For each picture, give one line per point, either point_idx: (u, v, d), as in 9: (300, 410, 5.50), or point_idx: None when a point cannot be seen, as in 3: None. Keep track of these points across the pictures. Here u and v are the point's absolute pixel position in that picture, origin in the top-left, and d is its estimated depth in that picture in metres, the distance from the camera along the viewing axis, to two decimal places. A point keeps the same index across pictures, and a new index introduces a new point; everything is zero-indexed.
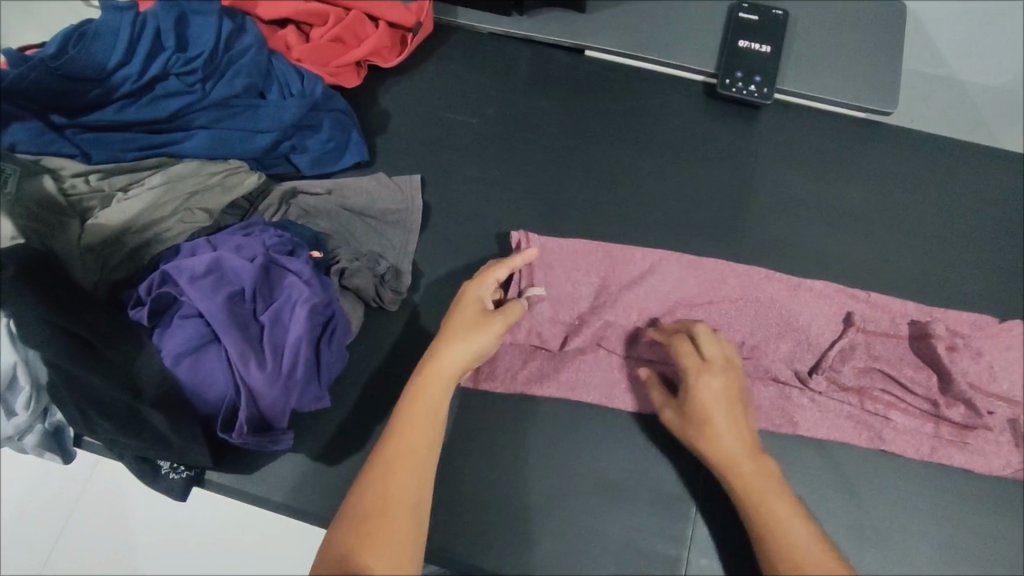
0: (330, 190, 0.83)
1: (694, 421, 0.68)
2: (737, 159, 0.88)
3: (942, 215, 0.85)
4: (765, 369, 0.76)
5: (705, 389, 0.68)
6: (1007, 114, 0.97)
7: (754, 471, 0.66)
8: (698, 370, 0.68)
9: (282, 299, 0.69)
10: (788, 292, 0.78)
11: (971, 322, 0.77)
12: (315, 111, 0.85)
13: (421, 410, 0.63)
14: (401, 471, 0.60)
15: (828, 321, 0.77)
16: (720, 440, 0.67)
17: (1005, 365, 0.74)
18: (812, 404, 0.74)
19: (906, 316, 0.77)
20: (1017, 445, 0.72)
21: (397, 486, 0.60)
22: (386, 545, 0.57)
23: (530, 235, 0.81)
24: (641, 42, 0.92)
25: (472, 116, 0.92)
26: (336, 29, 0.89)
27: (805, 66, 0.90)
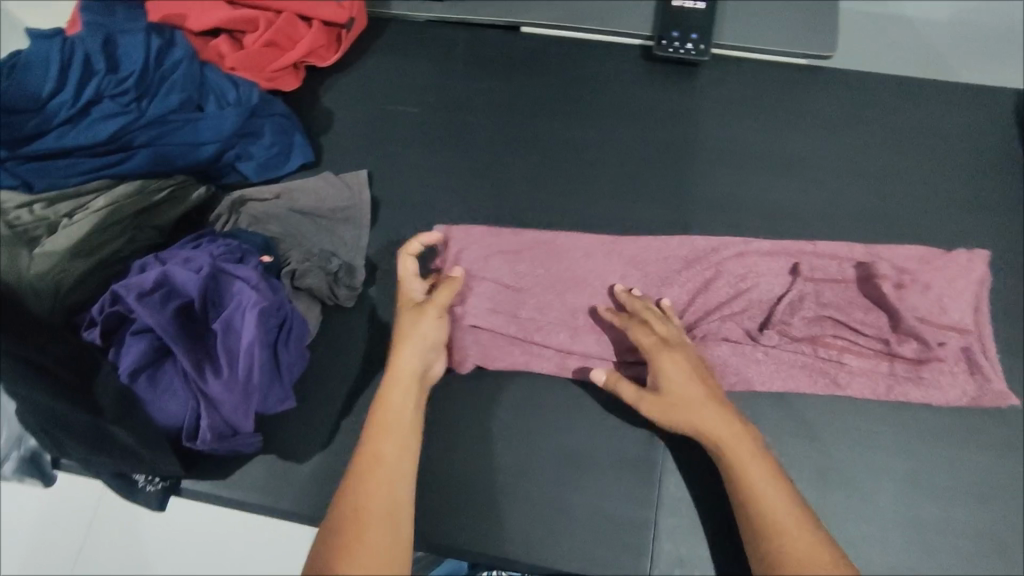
0: (279, 195, 0.84)
1: (667, 395, 0.67)
2: (679, 119, 0.88)
3: (890, 153, 0.85)
4: (716, 330, 0.75)
5: (673, 363, 0.68)
6: (961, 44, 0.93)
7: (736, 433, 0.65)
8: (659, 347, 0.69)
9: (232, 306, 0.70)
10: (732, 250, 0.79)
11: (917, 258, 0.77)
12: (255, 118, 0.86)
13: (390, 381, 0.67)
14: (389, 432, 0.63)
15: (777, 276, 0.77)
16: (701, 408, 0.66)
17: (955, 296, 0.75)
18: (766, 358, 0.74)
19: (851, 260, 0.77)
20: (970, 373, 0.73)
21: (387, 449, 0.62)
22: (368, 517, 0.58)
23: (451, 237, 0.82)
24: (575, 13, 0.92)
25: (413, 106, 0.92)
26: (268, 33, 0.88)
27: (741, 18, 0.90)
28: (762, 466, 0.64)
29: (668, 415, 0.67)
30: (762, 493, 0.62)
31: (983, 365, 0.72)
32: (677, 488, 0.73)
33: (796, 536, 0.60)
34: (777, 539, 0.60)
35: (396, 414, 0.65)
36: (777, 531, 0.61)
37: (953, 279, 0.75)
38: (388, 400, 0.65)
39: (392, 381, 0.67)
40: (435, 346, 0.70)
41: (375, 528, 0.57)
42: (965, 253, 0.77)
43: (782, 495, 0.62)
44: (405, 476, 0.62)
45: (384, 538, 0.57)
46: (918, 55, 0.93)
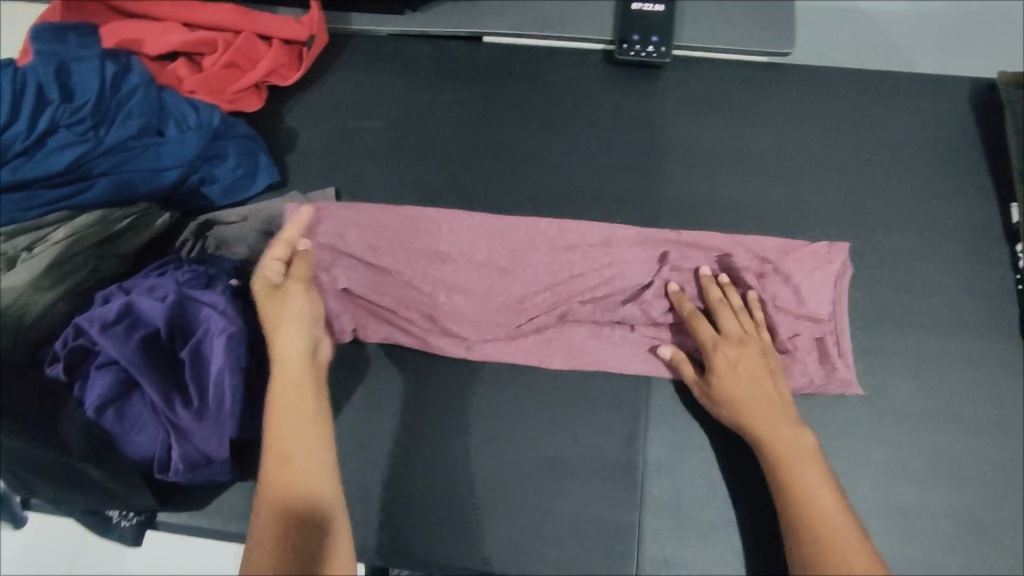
0: (245, 217, 0.84)
1: (723, 393, 0.70)
2: (644, 121, 0.88)
3: (853, 144, 0.86)
4: (576, 313, 0.78)
5: (728, 364, 0.70)
6: (918, 34, 0.94)
7: (785, 438, 0.67)
8: (719, 345, 0.71)
9: (199, 333, 0.69)
10: (602, 236, 0.80)
11: (782, 247, 0.79)
12: (217, 141, 0.84)
13: (280, 375, 0.66)
14: (291, 428, 0.63)
15: (643, 264, 0.79)
16: (750, 411, 0.69)
17: (812, 284, 0.76)
18: (621, 340, 0.78)
19: (716, 249, 0.79)
20: (824, 364, 0.75)
21: (293, 447, 0.62)
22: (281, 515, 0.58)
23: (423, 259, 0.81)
24: (536, 21, 0.92)
25: (378, 120, 0.92)
26: (227, 55, 0.88)
27: (700, 19, 0.90)
28: (814, 474, 0.65)
29: (718, 410, 0.71)
30: (808, 498, 0.64)
31: (834, 358, 0.74)
32: (660, 489, 0.73)
33: (844, 542, 0.61)
34: (821, 545, 0.61)
35: (294, 405, 0.64)
36: (820, 537, 0.62)
37: (802, 271, 0.77)
38: (282, 395, 0.65)
39: (281, 375, 0.66)
40: (314, 320, 0.70)
41: (308, 530, 0.57)
42: (824, 245, 0.79)
43: (831, 503, 0.64)
44: (326, 468, 0.62)
45: (321, 537, 0.58)
46: (876, 48, 0.94)
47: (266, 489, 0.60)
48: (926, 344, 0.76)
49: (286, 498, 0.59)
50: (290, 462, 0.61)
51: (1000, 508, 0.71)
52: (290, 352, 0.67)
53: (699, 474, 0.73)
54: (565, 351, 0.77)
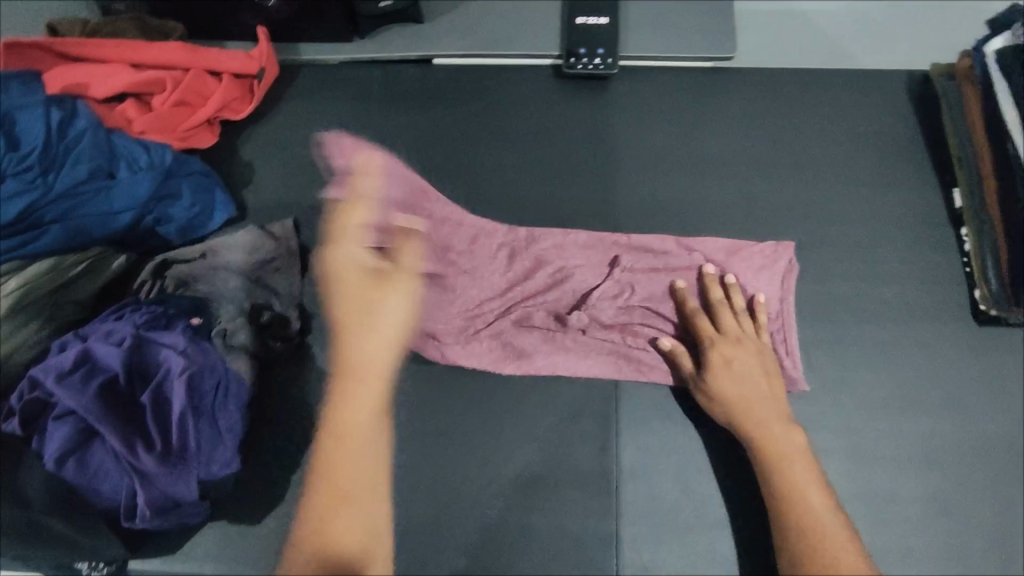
0: (204, 254, 0.83)
1: (722, 391, 0.71)
2: (596, 132, 0.90)
3: (800, 142, 0.88)
4: (530, 317, 0.81)
5: (728, 362, 0.72)
6: (856, 30, 0.97)
7: (774, 436, 0.69)
8: (718, 342, 0.74)
9: (159, 374, 0.69)
10: (553, 241, 0.84)
11: (727, 248, 0.82)
12: (170, 180, 0.84)
13: (348, 385, 0.70)
14: (349, 449, 0.68)
15: (594, 267, 0.82)
16: (747, 411, 0.70)
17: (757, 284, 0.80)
18: (574, 343, 0.79)
19: (663, 252, 0.82)
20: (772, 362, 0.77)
21: (349, 468, 0.67)
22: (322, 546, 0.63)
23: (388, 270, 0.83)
24: (483, 40, 0.93)
25: (334, 148, 0.92)
26: (177, 92, 0.87)
27: (643, 29, 0.92)
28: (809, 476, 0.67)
29: (717, 407, 0.72)
30: (796, 491, 0.66)
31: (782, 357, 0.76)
32: (634, 495, 0.74)
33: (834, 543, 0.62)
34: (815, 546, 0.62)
35: (353, 425, 0.69)
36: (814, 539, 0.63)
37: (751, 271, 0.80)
38: (344, 417, 0.69)
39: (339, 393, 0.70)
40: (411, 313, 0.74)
41: (349, 551, 0.64)
42: (771, 244, 0.82)
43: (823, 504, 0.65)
44: (376, 489, 0.68)
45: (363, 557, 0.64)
46: (818, 45, 0.96)
47: (318, 508, 0.66)
48: (881, 332, 0.78)
49: (331, 522, 0.65)
50: (340, 484, 0.67)
51: (962, 487, 0.73)
52: (373, 355, 0.71)
53: (670, 477, 0.74)
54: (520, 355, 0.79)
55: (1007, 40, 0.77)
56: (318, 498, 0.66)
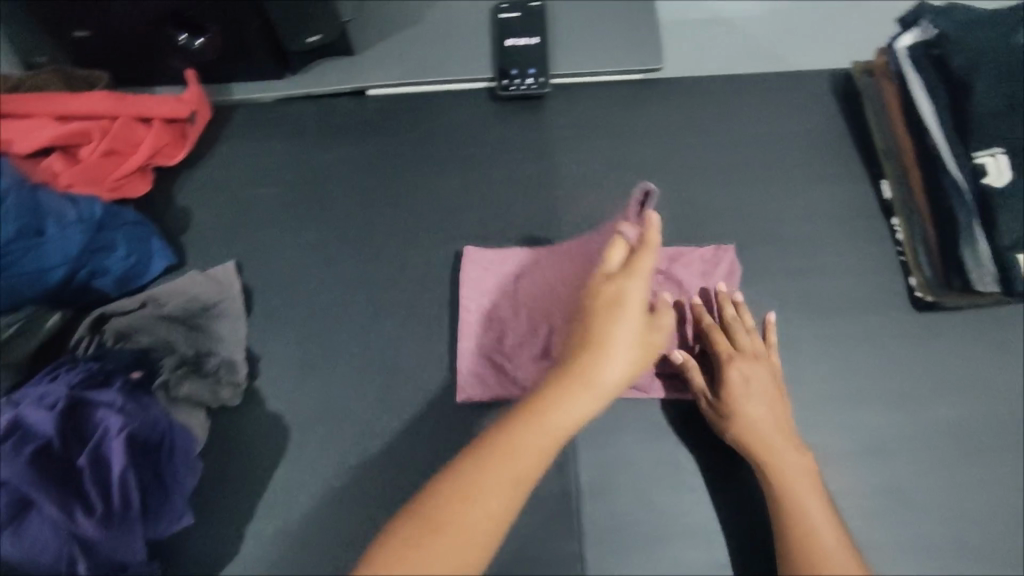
0: (144, 303, 0.81)
1: (737, 408, 0.71)
2: (534, 151, 0.91)
3: (732, 146, 0.90)
4: (497, 340, 0.80)
5: (743, 380, 0.72)
6: (781, 32, 0.99)
7: (782, 456, 0.69)
8: (734, 360, 0.73)
9: (97, 436, 0.67)
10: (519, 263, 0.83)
11: (678, 254, 0.82)
12: (102, 233, 0.82)
13: (552, 417, 0.61)
14: (488, 492, 0.58)
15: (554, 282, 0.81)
16: (756, 430, 0.70)
17: (704, 288, 0.81)
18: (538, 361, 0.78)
19: None
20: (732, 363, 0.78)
21: (468, 519, 0.56)
22: (521, 463, 0.59)
23: (344, 309, 0.84)
24: (416, 68, 0.94)
25: (273, 186, 0.92)
26: (106, 142, 0.85)
27: (572, 47, 0.94)
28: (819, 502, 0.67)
29: (728, 424, 0.72)
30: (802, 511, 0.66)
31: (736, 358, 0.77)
32: (594, 511, 0.73)
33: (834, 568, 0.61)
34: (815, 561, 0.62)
35: (494, 473, 0.59)
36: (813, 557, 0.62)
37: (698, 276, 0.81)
38: (495, 462, 0.59)
39: (517, 437, 0.60)
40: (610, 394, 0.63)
41: None
42: (711, 248, 0.82)
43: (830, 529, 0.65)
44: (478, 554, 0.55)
45: None
46: (747, 51, 0.98)
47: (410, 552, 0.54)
48: (824, 326, 0.80)
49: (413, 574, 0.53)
50: (452, 532, 0.56)
51: (914, 472, 0.74)
52: (560, 421, 0.61)
53: (631, 490, 0.74)
54: (494, 377, 0.79)
55: (915, 37, 0.80)
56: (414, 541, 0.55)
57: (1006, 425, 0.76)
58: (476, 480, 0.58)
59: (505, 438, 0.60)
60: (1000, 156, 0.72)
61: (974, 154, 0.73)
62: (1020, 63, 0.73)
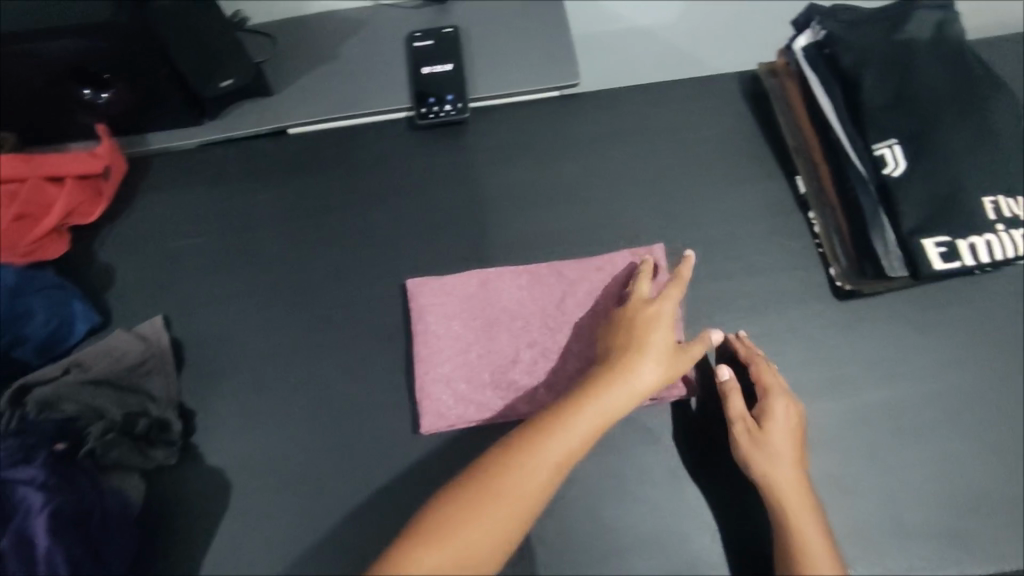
0: (68, 368, 0.77)
1: (778, 440, 0.71)
2: (460, 175, 0.91)
3: (652, 154, 0.92)
4: (448, 364, 0.80)
5: (785, 415, 0.73)
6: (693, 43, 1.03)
7: (797, 482, 0.70)
8: (779, 395, 0.74)
9: (19, 516, 0.66)
10: (465, 284, 0.84)
11: (619, 262, 0.84)
12: (18, 300, 0.79)
13: (600, 405, 0.67)
14: (538, 467, 0.63)
15: (502, 302, 0.83)
16: (789, 466, 0.70)
17: None
18: (492, 382, 0.79)
19: (562, 277, 0.84)
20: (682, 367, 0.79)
21: (515, 486, 0.62)
22: (586, 430, 0.65)
23: (286, 354, 0.83)
24: (334, 103, 0.93)
25: (198, 235, 0.90)
26: (15, 207, 0.81)
27: (488, 69, 0.95)
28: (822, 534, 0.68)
29: (763, 459, 0.71)
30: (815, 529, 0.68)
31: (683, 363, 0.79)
32: (547, 531, 0.74)
33: None
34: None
35: (549, 448, 0.64)
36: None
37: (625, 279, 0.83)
38: (552, 438, 0.64)
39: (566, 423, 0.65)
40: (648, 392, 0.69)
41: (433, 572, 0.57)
42: (626, 252, 0.85)
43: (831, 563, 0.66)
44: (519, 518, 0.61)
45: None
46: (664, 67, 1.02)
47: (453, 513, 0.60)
48: (754, 322, 0.82)
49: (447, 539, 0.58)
50: (499, 498, 0.61)
51: (850, 460, 0.76)
52: (603, 411, 0.67)
53: (580, 507, 0.75)
54: (450, 401, 0.78)
55: (808, 38, 0.82)
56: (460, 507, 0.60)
57: (931, 404, 0.78)
58: (548, 438, 0.64)
59: (558, 421, 0.65)
60: (896, 146, 0.75)
61: (873, 147, 0.76)
62: (901, 59, 0.77)
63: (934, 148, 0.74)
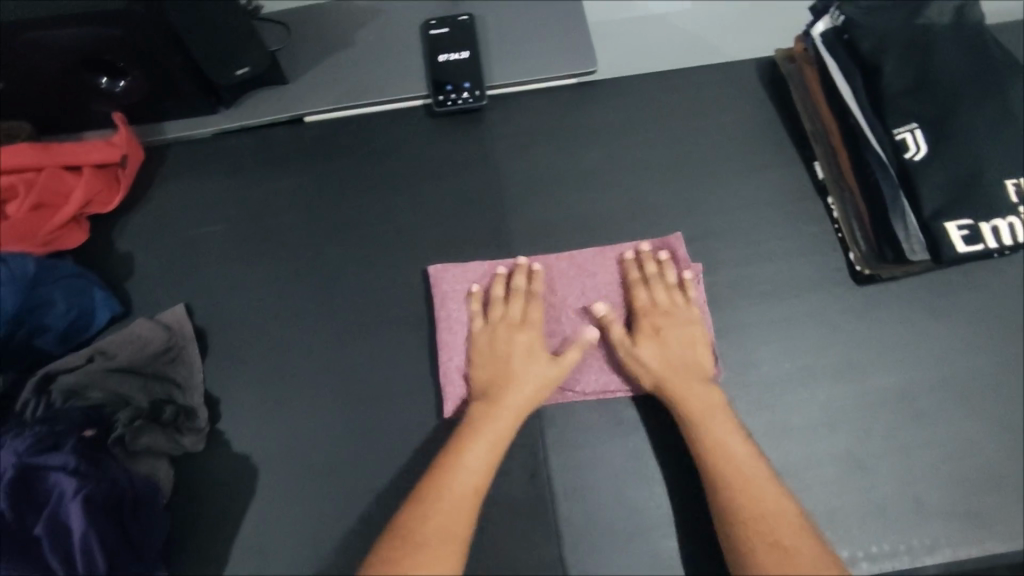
0: (92, 356, 0.77)
1: (650, 351, 0.77)
2: (478, 163, 0.91)
3: (670, 141, 0.92)
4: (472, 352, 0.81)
5: (658, 326, 0.78)
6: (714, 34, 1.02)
7: (714, 411, 0.73)
8: (649, 311, 0.79)
9: (51, 502, 0.65)
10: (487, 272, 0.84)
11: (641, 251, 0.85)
12: (38, 289, 0.78)
13: (484, 433, 0.73)
14: (451, 500, 0.68)
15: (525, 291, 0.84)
16: (672, 378, 0.75)
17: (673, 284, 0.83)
18: None
19: (583, 266, 0.84)
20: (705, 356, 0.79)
21: (438, 524, 0.67)
22: (487, 442, 0.72)
23: (300, 340, 0.83)
24: (350, 91, 0.93)
25: (216, 224, 0.90)
26: (31, 197, 0.81)
27: (506, 58, 0.94)
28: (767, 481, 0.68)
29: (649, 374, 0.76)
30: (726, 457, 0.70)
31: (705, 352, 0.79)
32: (573, 513, 0.75)
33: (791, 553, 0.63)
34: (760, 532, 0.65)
35: (457, 483, 0.70)
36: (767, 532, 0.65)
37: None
38: (457, 474, 0.70)
39: (461, 455, 0.71)
40: (527, 405, 0.76)
41: None
42: (645, 242, 0.85)
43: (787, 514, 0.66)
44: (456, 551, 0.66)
45: None
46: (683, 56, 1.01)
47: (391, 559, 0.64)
48: (774, 309, 0.83)
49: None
50: (430, 539, 0.65)
51: (869, 440, 0.77)
52: (488, 435, 0.73)
53: (604, 490, 0.75)
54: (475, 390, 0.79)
55: (828, 24, 0.82)
56: (395, 552, 0.64)
57: (948, 384, 0.79)
58: (454, 462, 0.71)
59: (455, 452, 0.71)
60: (916, 131, 0.75)
61: (893, 131, 0.76)
62: (921, 44, 0.77)
63: (954, 132, 0.74)
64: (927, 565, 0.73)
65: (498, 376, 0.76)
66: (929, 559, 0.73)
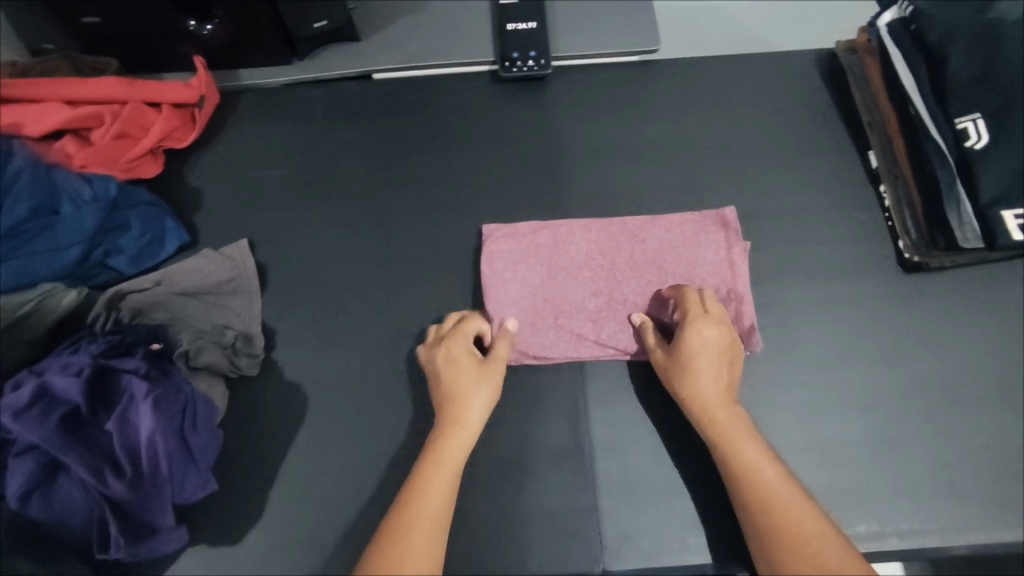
0: (159, 281, 0.80)
1: (686, 364, 0.73)
2: (537, 129, 0.94)
3: (727, 122, 0.94)
4: (517, 305, 0.83)
5: (700, 339, 0.73)
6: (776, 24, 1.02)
7: (746, 437, 0.69)
8: (697, 320, 0.74)
9: (122, 402, 0.69)
10: (538, 231, 0.86)
11: (692, 221, 0.86)
12: (116, 212, 0.83)
13: (444, 457, 0.69)
14: (421, 521, 0.65)
15: (574, 252, 0.85)
16: (704, 394, 0.72)
17: (718, 256, 0.84)
18: (556, 326, 0.82)
19: (631, 232, 0.86)
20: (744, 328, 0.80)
21: (416, 545, 0.63)
22: (449, 460, 0.69)
23: (356, 282, 0.87)
24: (420, 53, 0.96)
25: (282, 167, 0.94)
26: (116, 125, 0.85)
27: (571, 31, 0.97)
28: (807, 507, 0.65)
29: (680, 387, 0.73)
30: (754, 480, 0.67)
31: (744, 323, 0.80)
32: (610, 465, 0.77)
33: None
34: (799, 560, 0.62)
35: (428, 505, 0.66)
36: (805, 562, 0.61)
37: (690, 243, 0.85)
38: (425, 496, 0.67)
39: (427, 477, 0.68)
40: (477, 425, 0.72)
41: None
42: (698, 214, 0.87)
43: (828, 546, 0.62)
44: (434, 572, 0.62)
45: None
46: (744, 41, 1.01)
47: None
48: (820, 289, 0.84)
49: None
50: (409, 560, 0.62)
51: (905, 423, 0.78)
52: (451, 456, 0.69)
53: (640, 446, 0.78)
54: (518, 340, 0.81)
55: (894, 14, 0.83)
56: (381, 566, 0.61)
57: (989, 374, 0.80)
58: (423, 482, 0.67)
59: (424, 474, 0.68)
60: (979, 120, 0.76)
61: (955, 120, 0.77)
62: (990, 36, 0.78)
63: (1017, 123, 0.75)
64: (956, 545, 0.74)
65: (453, 394, 0.73)
66: (960, 540, 0.74)
